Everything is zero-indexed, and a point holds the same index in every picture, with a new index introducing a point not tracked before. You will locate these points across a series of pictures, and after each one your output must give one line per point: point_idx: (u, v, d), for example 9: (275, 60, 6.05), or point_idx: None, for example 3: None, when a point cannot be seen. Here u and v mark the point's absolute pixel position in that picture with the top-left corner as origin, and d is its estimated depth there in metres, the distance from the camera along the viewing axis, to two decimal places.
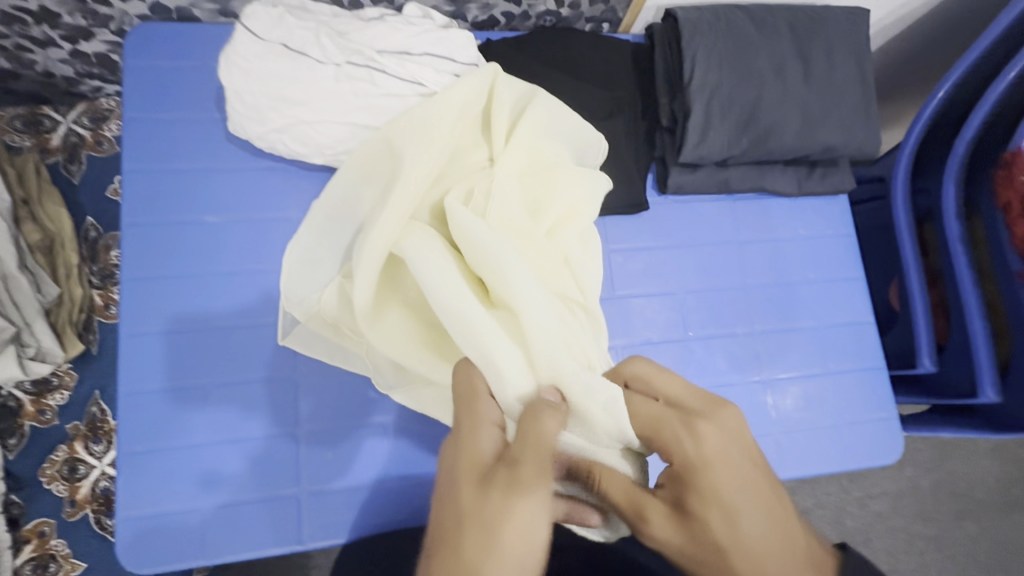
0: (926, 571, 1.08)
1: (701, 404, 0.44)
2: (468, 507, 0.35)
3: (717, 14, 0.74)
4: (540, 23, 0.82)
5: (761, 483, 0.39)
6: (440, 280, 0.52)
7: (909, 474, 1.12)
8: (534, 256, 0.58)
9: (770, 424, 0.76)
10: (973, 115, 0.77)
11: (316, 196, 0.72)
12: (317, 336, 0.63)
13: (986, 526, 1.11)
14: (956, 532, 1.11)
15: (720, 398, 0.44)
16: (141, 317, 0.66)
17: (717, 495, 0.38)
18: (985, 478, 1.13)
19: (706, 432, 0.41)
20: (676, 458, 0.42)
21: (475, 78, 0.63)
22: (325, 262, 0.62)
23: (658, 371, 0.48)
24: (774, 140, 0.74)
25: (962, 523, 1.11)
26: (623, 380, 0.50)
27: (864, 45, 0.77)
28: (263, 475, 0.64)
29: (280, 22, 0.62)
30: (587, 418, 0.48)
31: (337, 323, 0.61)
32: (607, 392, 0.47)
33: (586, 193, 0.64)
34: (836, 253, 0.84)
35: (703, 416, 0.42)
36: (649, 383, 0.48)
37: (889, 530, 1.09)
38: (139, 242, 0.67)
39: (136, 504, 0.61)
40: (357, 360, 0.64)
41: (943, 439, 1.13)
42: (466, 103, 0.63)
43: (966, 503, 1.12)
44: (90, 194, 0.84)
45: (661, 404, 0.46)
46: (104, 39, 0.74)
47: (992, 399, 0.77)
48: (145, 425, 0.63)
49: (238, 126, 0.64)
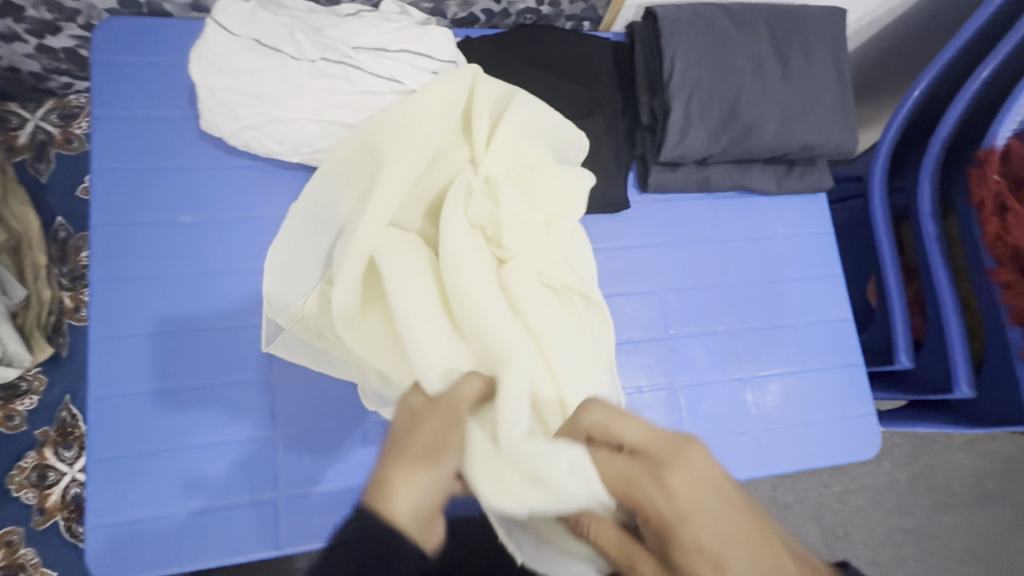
0: (904, 563, 1.10)
1: (666, 449, 0.40)
2: (395, 443, 0.45)
3: (696, 13, 0.74)
4: (521, 21, 0.81)
5: (743, 525, 0.37)
6: (412, 305, 0.53)
7: (887, 468, 1.14)
8: (516, 261, 0.58)
9: (750, 421, 0.76)
10: (947, 115, 0.78)
11: (292, 195, 0.70)
12: (301, 342, 0.62)
13: (961, 518, 1.14)
14: (933, 524, 1.13)
15: (684, 437, 0.41)
16: (112, 320, 0.64)
17: (700, 550, 0.37)
18: (960, 471, 1.16)
19: (676, 485, 0.38)
20: (652, 516, 0.39)
21: (454, 78, 0.62)
22: (307, 265, 0.61)
23: (617, 414, 0.44)
24: (753, 139, 0.75)
25: (939, 516, 1.13)
26: (583, 431, 0.45)
27: (842, 44, 0.78)
28: (239, 480, 0.63)
29: (253, 17, 0.61)
30: (554, 480, 0.44)
31: (319, 329, 0.60)
32: (568, 454, 0.44)
33: (569, 195, 0.64)
34: (817, 252, 0.84)
35: (669, 465, 0.39)
36: (609, 431, 0.44)
37: (868, 524, 1.11)
38: (109, 242, 0.66)
39: (106, 512, 0.60)
40: (341, 366, 0.63)
41: (920, 433, 1.15)
42: (445, 103, 0.62)
43: (941, 495, 1.14)
44: (59, 193, 0.82)
45: (626, 454, 0.42)
46: (72, 34, 0.72)
47: (966, 394, 0.78)
48: (115, 430, 0.62)
49: (211, 124, 0.63)
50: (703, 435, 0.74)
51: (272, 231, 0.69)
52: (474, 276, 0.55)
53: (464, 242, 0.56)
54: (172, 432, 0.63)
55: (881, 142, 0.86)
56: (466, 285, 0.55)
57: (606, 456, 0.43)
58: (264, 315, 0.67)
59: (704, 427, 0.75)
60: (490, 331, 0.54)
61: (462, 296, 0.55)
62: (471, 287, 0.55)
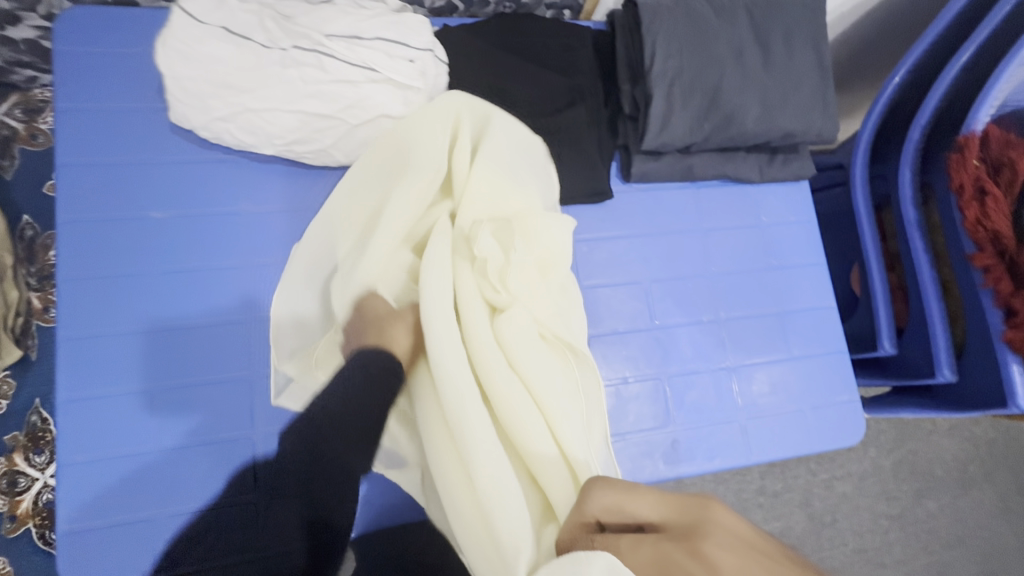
0: (890, 548, 1.11)
1: (688, 518, 0.43)
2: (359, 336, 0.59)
3: (676, 0, 0.74)
4: (500, 10, 0.80)
5: None
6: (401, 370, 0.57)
7: (873, 455, 1.15)
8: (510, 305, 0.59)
9: (736, 409, 0.76)
10: (927, 101, 0.78)
11: (267, 188, 0.69)
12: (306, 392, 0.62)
13: (946, 502, 1.15)
14: (918, 509, 1.14)
15: (700, 500, 0.44)
16: (81, 321, 0.62)
17: None
18: (944, 456, 1.17)
19: (717, 555, 0.39)
20: None
21: (438, 111, 0.63)
22: (312, 313, 0.63)
23: (629, 493, 0.47)
24: (734, 127, 0.74)
25: (924, 500, 1.14)
26: (593, 518, 0.48)
27: (822, 31, 0.77)
28: (216, 482, 0.61)
29: (220, 4, 0.59)
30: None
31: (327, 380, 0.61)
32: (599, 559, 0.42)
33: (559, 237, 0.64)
34: (800, 239, 0.84)
35: (703, 536, 0.41)
36: (622, 511, 0.47)
37: (855, 509, 1.12)
38: (76, 239, 0.64)
39: (77, 518, 0.58)
40: None
41: (905, 420, 1.16)
42: (430, 136, 0.62)
43: (926, 480, 1.15)
44: (25, 191, 0.79)
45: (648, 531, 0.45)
46: (33, 24, 0.70)
47: (948, 378, 0.79)
48: (85, 434, 0.60)
49: (180, 116, 0.61)
50: (689, 425, 0.74)
51: (248, 226, 0.68)
52: (455, 337, 0.55)
53: (447, 299, 0.56)
54: (145, 435, 0.61)
55: (862, 130, 0.86)
56: (443, 352, 0.54)
57: (632, 544, 0.43)
58: (240, 315, 0.65)
59: (690, 417, 0.75)
60: (472, 393, 0.54)
61: (441, 358, 0.54)
62: (451, 345, 0.55)
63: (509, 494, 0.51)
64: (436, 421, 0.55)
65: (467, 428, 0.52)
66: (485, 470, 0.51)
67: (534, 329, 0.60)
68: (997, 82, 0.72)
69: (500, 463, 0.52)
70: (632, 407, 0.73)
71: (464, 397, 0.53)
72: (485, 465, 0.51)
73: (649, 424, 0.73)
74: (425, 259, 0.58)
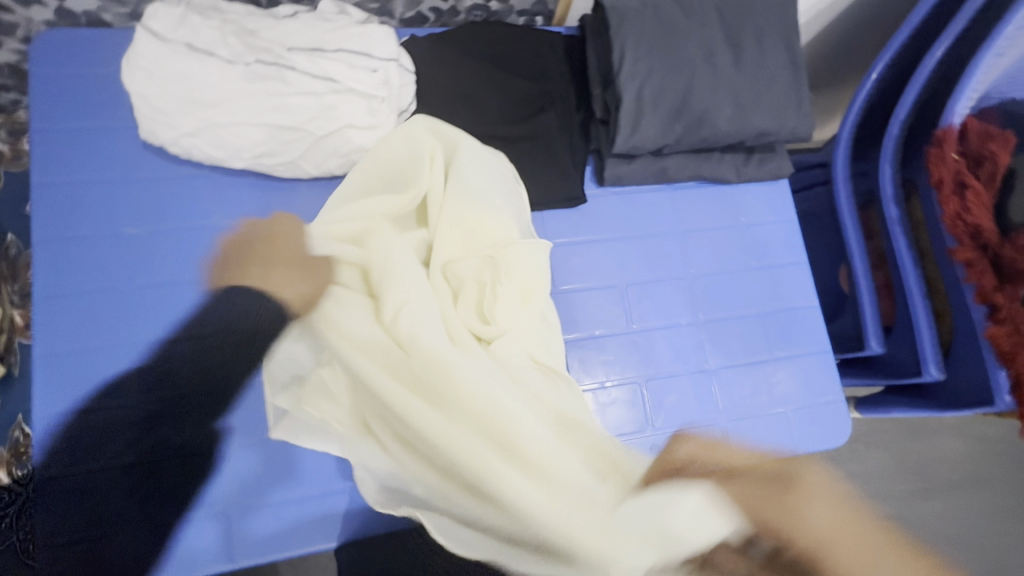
0: None
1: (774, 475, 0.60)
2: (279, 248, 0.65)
3: (645, 4, 0.74)
4: (470, 18, 0.80)
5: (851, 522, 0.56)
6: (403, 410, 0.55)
7: (871, 456, 1.13)
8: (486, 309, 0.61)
9: (717, 412, 0.75)
10: (905, 96, 0.77)
11: (239, 202, 0.70)
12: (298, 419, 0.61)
13: (948, 503, 1.12)
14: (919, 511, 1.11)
15: (791, 472, 0.61)
16: (57, 337, 0.63)
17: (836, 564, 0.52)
18: (944, 455, 1.14)
19: (805, 507, 0.56)
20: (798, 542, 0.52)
21: (406, 134, 0.64)
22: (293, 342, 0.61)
23: (715, 445, 0.71)
24: (707, 127, 0.74)
25: (925, 502, 1.12)
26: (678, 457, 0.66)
27: (793, 28, 0.77)
28: (189, 492, 0.62)
29: (185, 22, 0.60)
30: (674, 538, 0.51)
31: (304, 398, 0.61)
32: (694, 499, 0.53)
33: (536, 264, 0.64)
34: (779, 239, 0.83)
35: (792, 484, 0.59)
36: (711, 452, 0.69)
37: None
38: (51, 256, 0.65)
39: (49, 533, 0.58)
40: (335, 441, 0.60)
41: (902, 419, 1.14)
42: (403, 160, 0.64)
43: (927, 481, 1.13)
44: (10, 211, 0.81)
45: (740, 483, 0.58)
46: (13, 48, 0.72)
47: (936, 377, 0.77)
48: (59, 449, 0.61)
49: (147, 132, 0.61)
50: (670, 428, 0.73)
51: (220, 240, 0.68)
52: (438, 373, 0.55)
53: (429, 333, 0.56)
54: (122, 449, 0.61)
55: (843, 130, 0.85)
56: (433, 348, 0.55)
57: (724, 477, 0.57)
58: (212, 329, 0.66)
59: (671, 421, 0.74)
60: (462, 424, 0.54)
61: (432, 394, 0.55)
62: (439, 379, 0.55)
63: (540, 507, 0.51)
64: (443, 454, 0.54)
65: (471, 458, 0.53)
66: (511, 488, 0.52)
67: (524, 351, 0.61)
68: (974, 75, 0.71)
69: (540, 445, 0.54)
70: (609, 412, 0.73)
71: (457, 431, 0.54)
72: (528, 453, 0.53)
73: (628, 429, 0.73)
74: (397, 270, 0.58)
